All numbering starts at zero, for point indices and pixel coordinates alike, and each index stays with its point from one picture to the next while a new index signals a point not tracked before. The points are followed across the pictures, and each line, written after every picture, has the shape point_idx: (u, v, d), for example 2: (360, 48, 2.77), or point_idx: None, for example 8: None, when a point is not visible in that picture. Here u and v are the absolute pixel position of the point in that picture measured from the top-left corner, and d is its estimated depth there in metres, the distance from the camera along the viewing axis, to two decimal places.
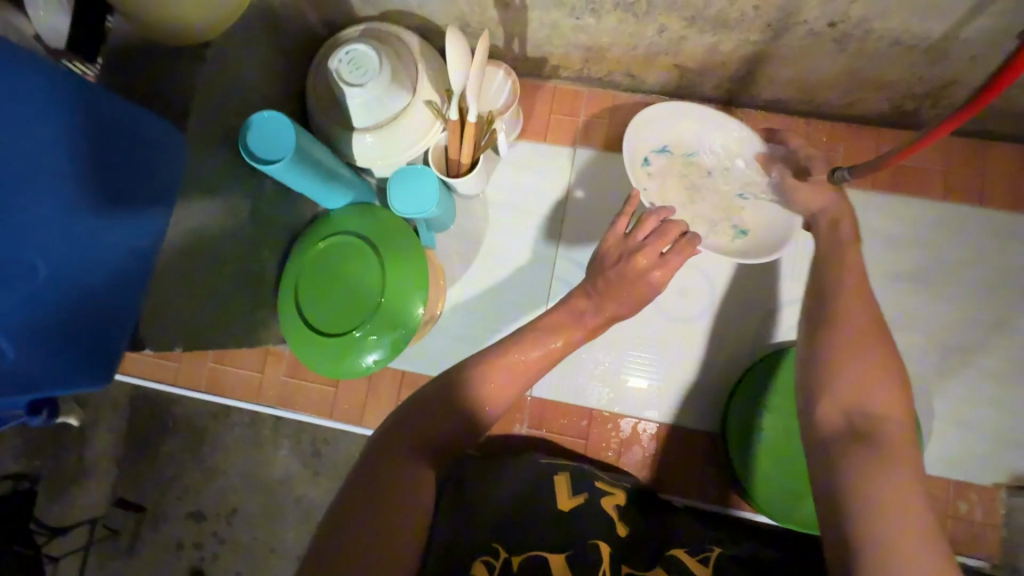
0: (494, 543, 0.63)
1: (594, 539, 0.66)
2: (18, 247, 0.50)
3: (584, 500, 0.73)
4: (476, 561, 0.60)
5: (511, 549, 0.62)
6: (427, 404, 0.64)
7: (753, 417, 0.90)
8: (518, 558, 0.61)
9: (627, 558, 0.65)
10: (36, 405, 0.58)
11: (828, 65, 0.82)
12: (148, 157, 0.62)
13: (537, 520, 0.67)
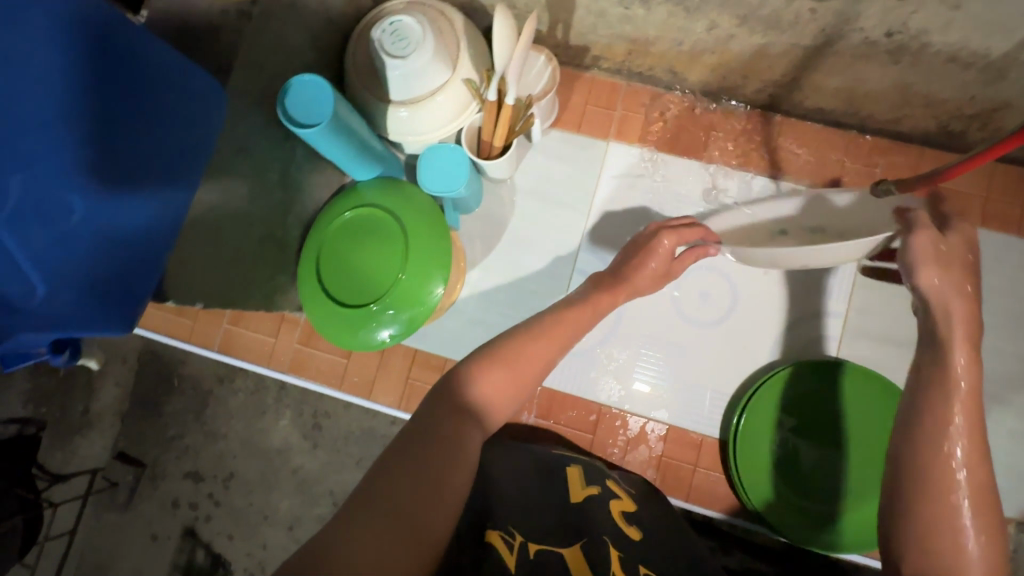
0: (512, 527, 0.61)
1: (606, 536, 0.65)
2: (57, 181, 0.49)
3: (595, 491, 0.75)
4: (493, 534, 0.58)
5: (527, 537, 0.60)
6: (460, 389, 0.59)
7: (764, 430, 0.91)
8: (534, 546, 0.59)
9: (643, 558, 0.63)
10: (59, 343, 0.58)
11: (878, 77, 0.81)
12: (184, 107, 0.62)
13: (545, 512, 0.67)
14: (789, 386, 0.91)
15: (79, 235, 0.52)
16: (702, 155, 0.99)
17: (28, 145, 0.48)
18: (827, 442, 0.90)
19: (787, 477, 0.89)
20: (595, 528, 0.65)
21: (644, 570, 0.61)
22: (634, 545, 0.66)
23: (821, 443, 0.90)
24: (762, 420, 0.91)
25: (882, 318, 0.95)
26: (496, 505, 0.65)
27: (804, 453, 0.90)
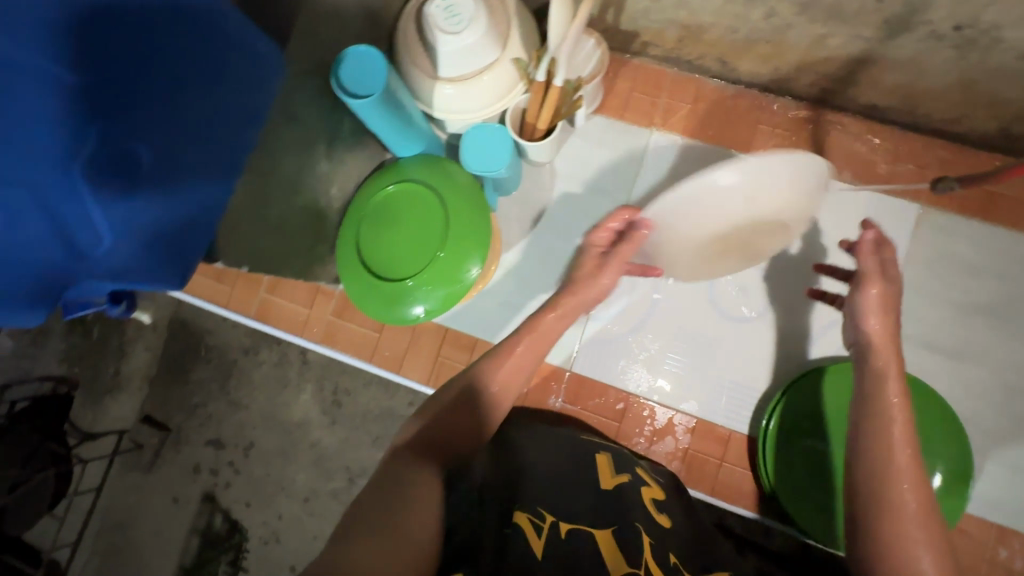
0: (544, 511, 0.61)
1: (637, 522, 0.64)
2: (125, 134, 0.51)
3: (626, 479, 0.74)
4: (523, 516, 0.59)
5: (557, 516, 0.61)
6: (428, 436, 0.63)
7: (795, 432, 0.89)
8: (565, 525, 0.60)
9: (672, 548, 0.64)
10: (117, 294, 0.59)
11: (940, 73, 0.79)
12: (244, 72, 0.63)
13: (578, 496, 0.67)
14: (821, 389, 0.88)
15: (145, 189, 0.53)
16: (747, 148, 0.98)
17: (107, 95, 0.49)
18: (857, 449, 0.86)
19: (819, 481, 0.87)
20: (628, 514, 0.65)
21: (674, 560, 0.62)
22: (665, 534, 0.66)
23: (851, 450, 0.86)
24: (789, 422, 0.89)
25: (925, 323, 0.92)
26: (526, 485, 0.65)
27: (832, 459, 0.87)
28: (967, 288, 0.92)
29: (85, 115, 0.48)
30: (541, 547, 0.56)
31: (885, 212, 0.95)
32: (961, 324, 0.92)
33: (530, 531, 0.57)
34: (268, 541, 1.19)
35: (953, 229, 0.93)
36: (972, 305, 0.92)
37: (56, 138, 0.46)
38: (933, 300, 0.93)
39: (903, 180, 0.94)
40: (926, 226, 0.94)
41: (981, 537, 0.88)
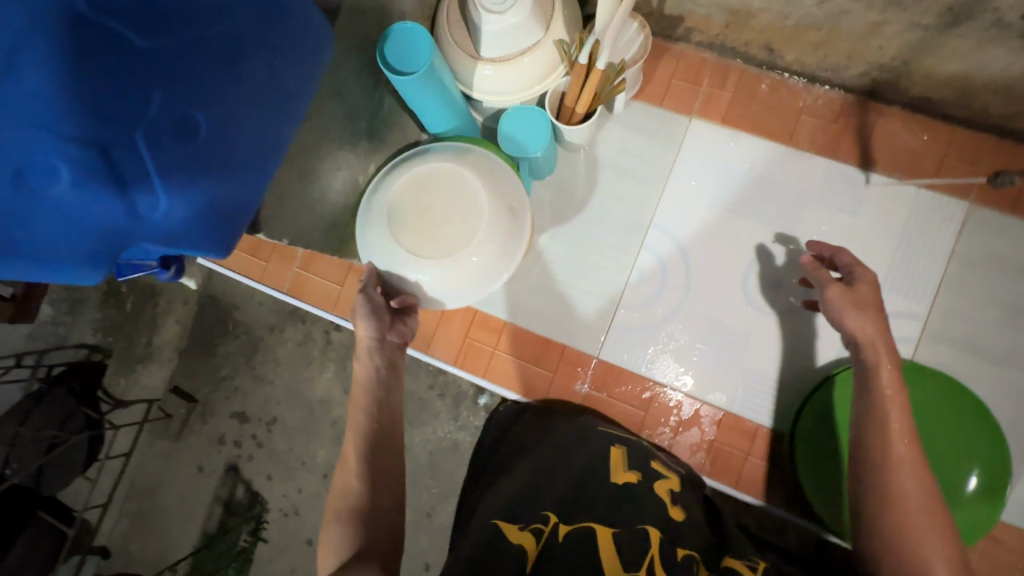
0: (546, 513, 0.65)
1: (645, 524, 0.63)
2: (181, 98, 0.52)
3: (637, 477, 0.72)
4: (527, 530, 0.63)
5: (562, 518, 0.64)
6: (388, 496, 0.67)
7: (826, 435, 0.87)
8: (565, 529, 0.62)
9: (683, 541, 0.62)
10: (166, 258, 0.61)
11: (1001, 64, 0.76)
12: (299, 45, 0.64)
13: (600, 495, 0.68)
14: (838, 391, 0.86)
15: (201, 155, 0.54)
16: (790, 140, 0.96)
17: (171, 59, 0.52)
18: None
19: None
20: (636, 516, 0.64)
21: (685, 552, 0.60)
22: (677, 527, 0.64)
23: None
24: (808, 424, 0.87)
25: (965, 324, 0.90)
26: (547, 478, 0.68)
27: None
28: (1013, 290, 0.89)
29: (149, 79, 0.50)
30: (535, 550, 0.60)
31: (931, 208, 0.92)
32: (1003, 329, 0.89)
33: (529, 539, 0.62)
34: (287, 513, 1.23)
35: (999, 230, 0.90)
36: (1016, 307, 0.89)
37: (120, 99, 0.49)
38: (976, 301, 0.90)
39: (950, 177, 0.91)
40: (973, 224, 0.91)
41: (1009, 547, 0.86)
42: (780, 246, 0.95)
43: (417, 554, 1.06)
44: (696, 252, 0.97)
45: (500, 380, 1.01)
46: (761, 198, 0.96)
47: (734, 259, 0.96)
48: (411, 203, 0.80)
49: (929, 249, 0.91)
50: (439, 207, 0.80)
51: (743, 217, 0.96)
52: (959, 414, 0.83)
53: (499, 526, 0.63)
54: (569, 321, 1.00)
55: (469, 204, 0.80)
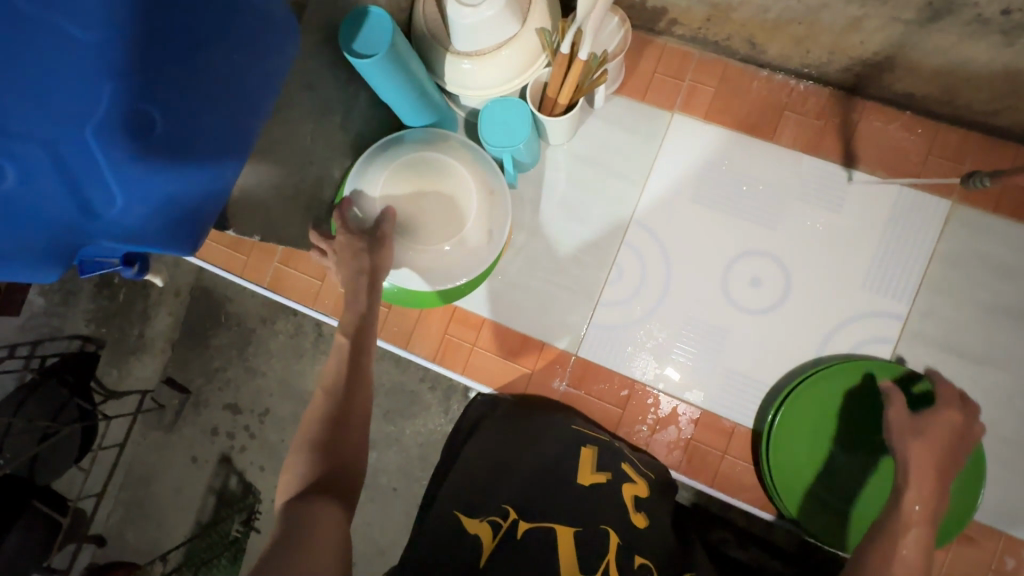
0: (508, 506, 0.65)
1: (605, 525, 0.63)
2: (140, 95, 0.50)
3: (605, 478, 0.72)
4: (485, 524, 0.63)
5: (522, 516, 0.63)
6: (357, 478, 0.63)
7: (797, 434, 0.88)
8: (524, 525, 0.61)
9: (639, 548, 0.61)
10: (130, 256, 0.60)
11: (984, 60, 0.74)
12: (256, 31, 0.61)
13: (569, 493, 0.68)
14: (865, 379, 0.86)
15: (159, 149, 0.52)
16: (773, 137, 0.95)
17: (127, 55, 0.48)
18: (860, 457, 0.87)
19: (820, 479, 0.87)
20: (599, 516, 0.64)
21: (640, 560, 0.60)
22: (637, 532, 0.65)
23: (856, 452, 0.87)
24: (815, 405, 0.88)
25: (948, 324, 0.89)
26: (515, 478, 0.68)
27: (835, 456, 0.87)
28: (996, 289, 0.88)
29: (96, 73, 0.47)
30: (491, 548, 0.59)
31: (913, 207, 0.91)
32: (986, 328, 0.88)
33: (486, 535, 0.61)
34: None
35: (982, 228, 0.89)
36: (1001, 307, 0.88)
37: (67, 96, 0.46)
38: (959, 300, 0.89)
39: (934, 175, 0.90)
40: (957, 223, 0.90)
41: (990, 545, 0.86)
42: (804, 274, 0.93)
43: None
44: (674, 248, 0.96)
45: (482, 376, 1.01)
46: (742, 191, 0.95)
47: (714, 257, 0.95)
48: (406, 178, 0.86)
49: (910, 249, 0.90)
50: (434, 195, 0.86)
51: (726, 214, 0.95)
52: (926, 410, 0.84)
53: (462, 522, 0.65)
54: (548, 318, 0.99)
55: (458, 211, 0.87)
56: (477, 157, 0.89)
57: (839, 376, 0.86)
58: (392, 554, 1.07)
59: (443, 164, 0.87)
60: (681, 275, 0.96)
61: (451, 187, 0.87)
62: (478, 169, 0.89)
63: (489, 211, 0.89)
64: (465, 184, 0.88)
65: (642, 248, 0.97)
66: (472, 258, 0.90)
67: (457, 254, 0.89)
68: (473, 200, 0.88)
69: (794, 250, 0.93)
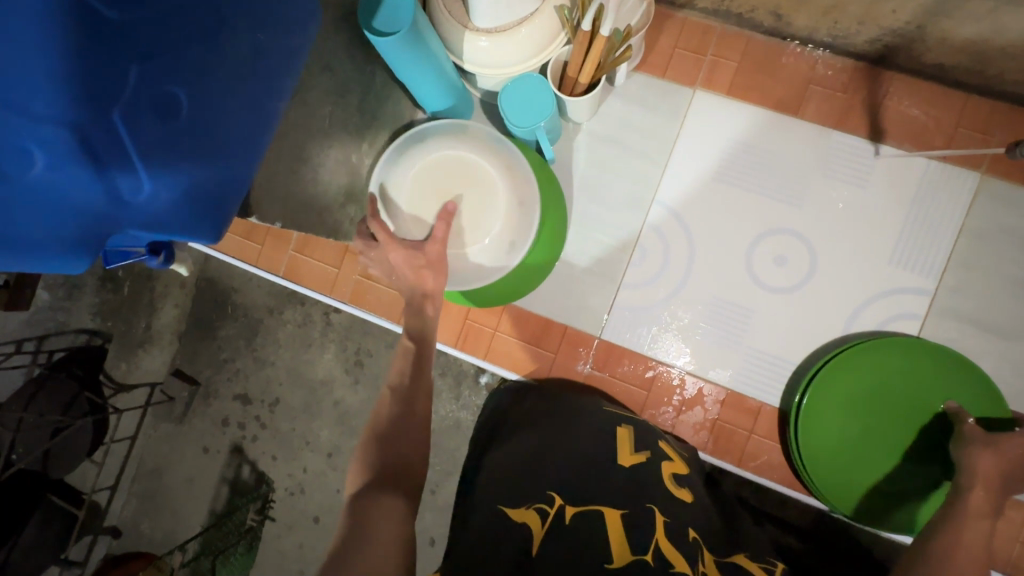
0: (551, 493, 0.65)
1: (651, 504, 0.64)
2: (160, 77, 0.48)
3: (645, 457, 0.74)
4: (532, 509, 0.63)
5: (568, 500, 0.64)
6: (395, 465, 0.63)
7: (828, 415, 0.87)
8: (572, 510, 0.62)
9: (690, 525, 0.64)
10: (156, 245, 0.59)
11: (1019, 30, 0.73)
12: (275, 10, 0.58)
13: (605, 476, 0.68)
14: (906, 354, 0.85)
15: (182, 136, 0.51)
16: (798, 111, 0.93)
17: (147, 35, 0.46)
18: (899, 435, 0.86)
19: (851, 458, 0.87)
20: (642, 497, 0.65)
21: (693, 536, 0.63)
22: (677, 515, 0.65)
23: (896, 428, 0.86)
24: (850, 377, 0.87)
25: (973, 299, 0.89)
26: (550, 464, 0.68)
27: (872, 431, 0.87)
28: None
29: (123, 53, 0.45)
30: (543, 530, 0.59)
31: (942, 181, 0.89)
32: (1014, 302, 0.87)
33: (535, 522, 0.61)
34: (293, 493, 1.24)
35: (1009, 201, 0.88)
36: None
37: (95, 80, 0.43)
38: (986, 275, 0.88)
39: (962, 148, 0.89)
40: (984, 198, 0.88)
41: (1013, 516, 0.87)
42: (826, 249, 0.92)
43: (422, 529, 1.08)
44: (696, 227, 0.95)
45: (503, 361, 1.00)
46: (765, 168, 0.94)
47: (739, 235, 0.94)
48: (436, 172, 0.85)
49: (939, 223, 0.89)
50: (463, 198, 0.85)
51: (751, 191, 0.94)
52: (962, 389, 0.83)
53: (505, 511, 0.64)
54: (568, 302, 0.98)
55: (480, 216, 0.85)
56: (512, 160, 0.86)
57: (868, 356, 0.86)
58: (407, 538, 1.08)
59: (477, 169, 0.85)
60: (705, 255, 0.95)
61: (482, 193, 0.85)
62: (513, 179, 0.86)
63: (513, 214, 0.86)
64: (497, 193, 0.85)
65: (665, 228, 0.96)
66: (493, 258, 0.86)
67: (478, 251, 0.86)
68: (497, 212, 0.85)
69: (818, 227, 0.92)
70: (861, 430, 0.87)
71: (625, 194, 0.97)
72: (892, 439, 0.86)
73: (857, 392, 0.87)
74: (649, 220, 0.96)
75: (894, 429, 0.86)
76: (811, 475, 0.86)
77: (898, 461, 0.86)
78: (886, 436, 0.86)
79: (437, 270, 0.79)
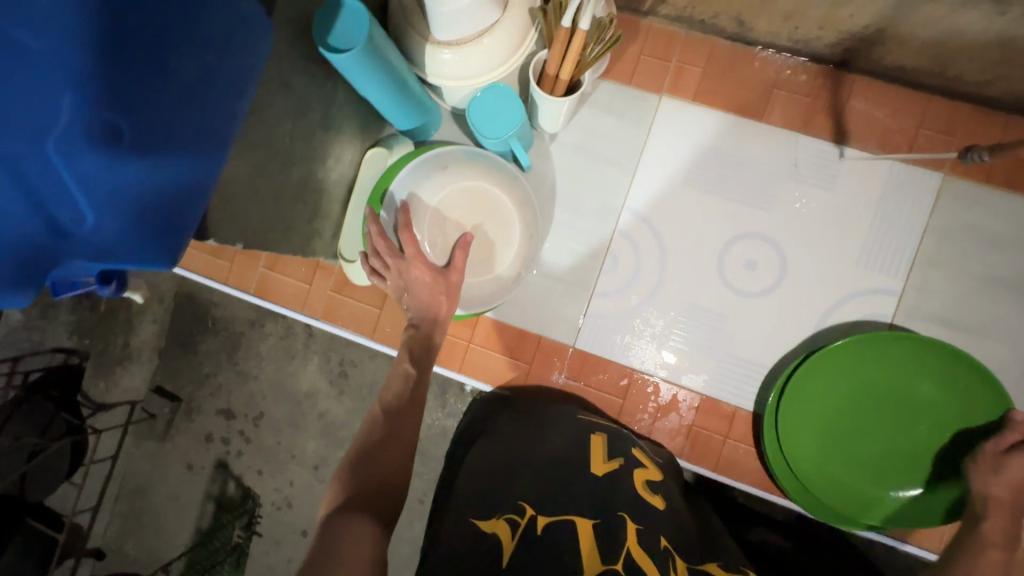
0: (522, 504, 0.64)
1: (622, 513, 0.64)
2: (99, 98, 0.43)
3: (618, 465, 0.74)
4: (501, 520, 0.62)
5: (539, 510, 0.63)
6: (368, 487, 0.62)
7: (815, 411, 0.88)
8: (542, 520, 0.61)
9: (662, 533, 0.64)
10: (106, 274, 0.57)
11: (975, 31, 0.73)
12: (229, 29, 0.54)
13: (582, 488, 0.67)
14: (899, 352, 0.85)
15: (126, 160, 0.45)
16: (763, 116, 0.93)
17: (77, 54, 0.42)
18: (887, 431, 0.87)
19: (842, 455, 0.87)
20: (618, 505, 0.65)
21: (665, 544, 0.62)
22: (652, 524, 0.65)
23: (887, 424, 0.87)
24: (843, 380, 0.87)
25: (941, 298, 0.89)
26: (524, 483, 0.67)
27: (863, 432, 0.87)
28: (993, 262, 0.88)
29: (53, 76, 0.41)
30: (511, 543, 0.59)
31: (907, 182, 0.90)
32: (982, 300, 0.88)
33: (505, 535, 0.60)
34: (281, 506, 1.22)
35: (973, 198, 0.89)
36: (996, 279, 0.88)
37: (24, 110, 0.40)
38: (952, 274, 0.89)
39: (925, 150, 0.90)
40: (948, 197, 0.89)
41: None
42: (795, 252, 0.92)
43: (412, 539, 1.07)
44: (668, 233, 0.95)
45: (480, 373, 0.99)
46: (736, 172, 0.94)
47: (709, 240, 0.94)
48: (458, 200, 0.92)
49: (904, 224, 0.90)
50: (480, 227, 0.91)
51: (722, 196, 0.94)
52: (953, 384, 0.84)
53: (477, 524, 0.63)
54: (542, 310, 0.98)
55: (492, 248, 0.92)
56: (525, 199, 0.91)
57: (854, 351, 0.86)
58: (395, 548, 1.07)
59: (495, 204, 0.92)
60: (677, 260, 0.95)
61: (497, 225, 0.92)
62: (524, 219, 0.93)
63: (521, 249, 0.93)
64: (511, 228, 0.93)
65: (644, 231, 0.96)
66: (498, 286, 0.93)
67: (483, 278, 0.93)
68: (507, 246, 0.93)
69: (787, 230, 0.93)
70: (851, 427, 0.88)
71: (595, 203, 0.97)
72: (892, 440, 0.86)
73: (851, 396, 0.87)
74: (623, 231, 0.96)
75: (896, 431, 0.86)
76: (801, 474, 0.86)
77: (888, 458, 0.86)
78: (889, 438, 0.86)
79: (453, 296, 0.84)
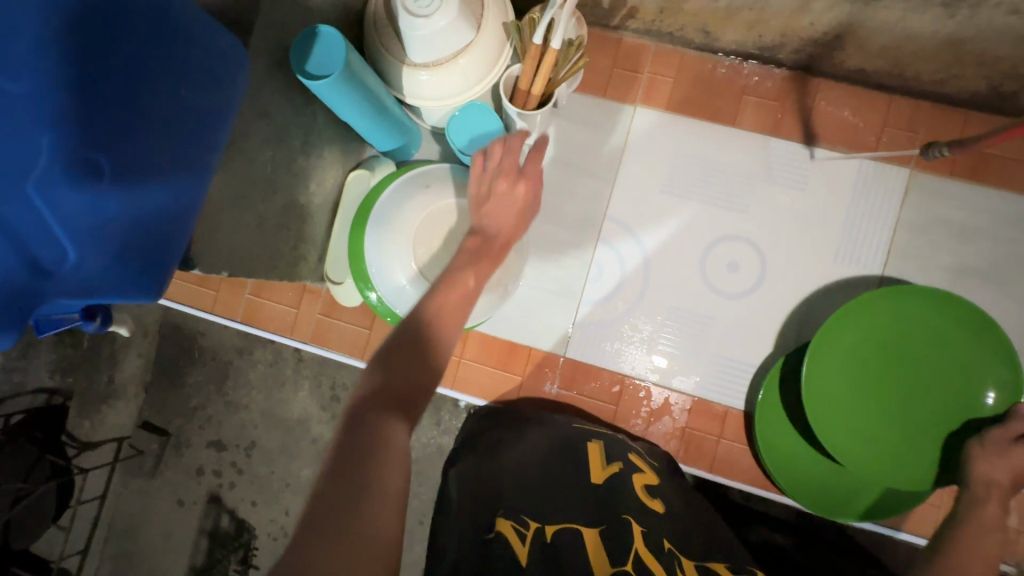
0: (524, 514, 0.64)
1: (627, 516, 0.65)
2: (80, 139, 0.43)
3: (617, 470, 0.75)
4: (504, 524, 0.61)
5: (543, 520, 0.62)
6: None
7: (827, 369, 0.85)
8: (549, 529, 0.61)
9: (665, 535, 0.64)
10: (91, 309, 0.57)
11: (928, 33, 0.77)
12: (208, 65, 0.55)
13: (581, 497, 0.67)
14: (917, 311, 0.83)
15: (109, 199, 0.46)
16: (734, 122, 0.96)
17: (56, 97, 0.42)
18: (898, 398, 0.84)
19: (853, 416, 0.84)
20: (619, 509, 0.66)
21: (668, 546, 0.63)
22: (656, 528, 0.65)
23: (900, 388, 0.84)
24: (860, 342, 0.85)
25: None
26: (523, 496, 0.67)
27: (875, 394, 0.85)
28: (964, 253, 0.91)
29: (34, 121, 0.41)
30: (524, 550, 0.58)
31: (877, 178, 0.93)
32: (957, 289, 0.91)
33: (512, 540, 0.59)
34: (277, 537, 1.19)
35: (940, 191, 0.92)
36: (967, 269, 0.91)
37: (3, 153, 0.40)
38: (926, 266, 0.92)
39: (890, 147, 0.93)
40: (916, 191, 0.93)
41: None
42: (774, 252, 0.95)
43: (412, 561, 1.06)
44: (650, 236, 0.97)
45: (472, 389, 1.00)
46: (713, 175, 0.96)
47: (691, 244, 0.96)
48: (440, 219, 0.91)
49: (877, 219, 0.93)
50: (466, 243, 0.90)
51: (701, 199, 0.96)
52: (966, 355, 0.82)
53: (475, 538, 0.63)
54: (531, 323, 0.99)
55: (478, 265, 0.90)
56: None
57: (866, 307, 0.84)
58: None
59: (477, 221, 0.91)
60: (661, 262, 0.96)
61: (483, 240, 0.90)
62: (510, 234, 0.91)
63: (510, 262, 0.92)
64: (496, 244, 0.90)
65: (630, 227, 0.97)
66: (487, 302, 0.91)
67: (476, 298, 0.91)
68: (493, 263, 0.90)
69: (764, 231, 0.95)
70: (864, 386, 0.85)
71: (579, 212, 0.99)
72: (909, 406, 0.84)
73: (868, 363, 0.85)
74: (607, 239, 0.98)
75: (920, 397, 0.84)
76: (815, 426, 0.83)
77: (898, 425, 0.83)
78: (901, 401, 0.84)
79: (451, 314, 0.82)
